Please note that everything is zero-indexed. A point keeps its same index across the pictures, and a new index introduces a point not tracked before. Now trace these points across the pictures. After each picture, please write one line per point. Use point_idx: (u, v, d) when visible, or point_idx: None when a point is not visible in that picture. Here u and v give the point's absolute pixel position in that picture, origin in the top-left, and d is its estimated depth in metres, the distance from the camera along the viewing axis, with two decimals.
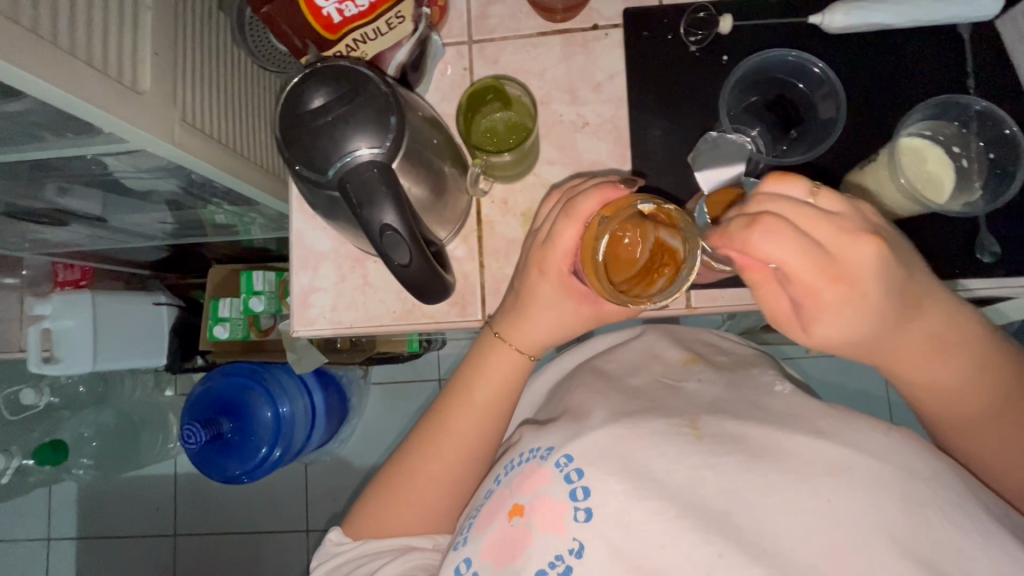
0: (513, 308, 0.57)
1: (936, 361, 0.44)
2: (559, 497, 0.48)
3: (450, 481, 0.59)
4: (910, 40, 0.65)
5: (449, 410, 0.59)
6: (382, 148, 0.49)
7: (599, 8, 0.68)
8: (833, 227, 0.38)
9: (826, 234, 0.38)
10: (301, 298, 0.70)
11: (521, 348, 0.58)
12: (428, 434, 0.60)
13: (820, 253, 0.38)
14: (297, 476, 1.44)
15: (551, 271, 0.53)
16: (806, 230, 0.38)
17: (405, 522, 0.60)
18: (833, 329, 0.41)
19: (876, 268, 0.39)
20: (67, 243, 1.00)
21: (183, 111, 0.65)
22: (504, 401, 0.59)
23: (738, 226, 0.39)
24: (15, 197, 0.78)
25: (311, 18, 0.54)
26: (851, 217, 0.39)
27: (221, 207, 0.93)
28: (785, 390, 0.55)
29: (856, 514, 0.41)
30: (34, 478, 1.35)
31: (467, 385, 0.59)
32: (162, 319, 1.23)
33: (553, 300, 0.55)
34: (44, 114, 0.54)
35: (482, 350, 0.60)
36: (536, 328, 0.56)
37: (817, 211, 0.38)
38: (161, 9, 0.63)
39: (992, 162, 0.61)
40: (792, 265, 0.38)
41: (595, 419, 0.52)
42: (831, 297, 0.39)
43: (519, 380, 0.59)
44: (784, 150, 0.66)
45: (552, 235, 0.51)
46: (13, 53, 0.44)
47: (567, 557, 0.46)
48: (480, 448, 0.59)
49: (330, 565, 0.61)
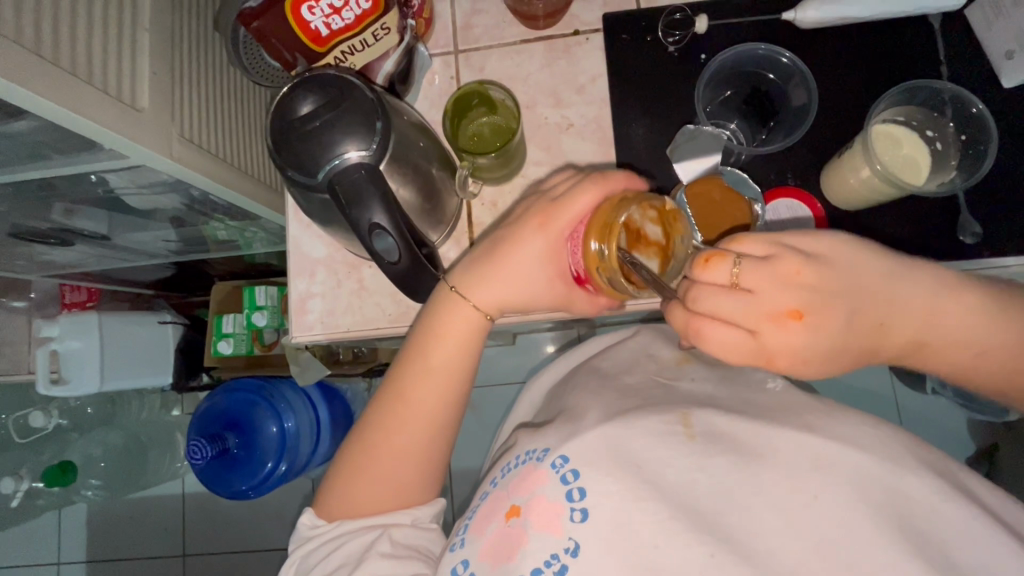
0: (483, 262, 0.57)
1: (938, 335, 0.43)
2: (555, 497, 0.48)
3: (412, 443, 0.59)
4: (881, 31, 0.67)
5: (411, 371, 0.59)
6: (369, 151, 0.51)
7: (579, 14, 0.71)
8: (753, 311, 0.42)
9: (746, 318, 0.42)
10: (299, 304, 0.71)
11: (486, 309, 0.58)
12: (391, 388, 0.60)
13: (747, 340, 0.43)
14: (304, 492, 1.44)
15: (551, 227, 0.54)
16: (727, 325, 0.43)
17: (361, 479, 0.60)
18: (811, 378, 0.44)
19: (823, 327, 0.41)
20: (73, 264, 1.02)
21: (180, 128, 0.68)
22: (463, 362, 0.59)
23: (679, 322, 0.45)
24: (23, 219, 0.81)
25: (299, 31, 0.57)
26: (768, 292, 0.42)
27: (222, 223, 0.96)
28: (777, 388, 0.56)
29: (842, 503, 0.41)
30: (43, 501, 1.36)
31: (425, 346, 0.59)
32: (167, 338, 1.25)
33: (534, 254, 0.55)
34: (47, 133, 0.56)
35: (438, 304, 0.59)
36: (499, 285, 0.56)
37: (736, 296, 0.42)
38: (158, 32, 0.65)
39: (964, 143, 0.63)
40: (738, 350, 0.43)
41: (588, 419, 0.53)
42: (806, 356, 0.42)
43: (475, 343, 0.59)
44: (764, 139, 0.69)
45: (570, 193, 0.53)
46: (17, 74, 0.47)
47: (563, 555, 0.45)
48: (442, 410, 0.60)
49: (306, 549, 0.61)
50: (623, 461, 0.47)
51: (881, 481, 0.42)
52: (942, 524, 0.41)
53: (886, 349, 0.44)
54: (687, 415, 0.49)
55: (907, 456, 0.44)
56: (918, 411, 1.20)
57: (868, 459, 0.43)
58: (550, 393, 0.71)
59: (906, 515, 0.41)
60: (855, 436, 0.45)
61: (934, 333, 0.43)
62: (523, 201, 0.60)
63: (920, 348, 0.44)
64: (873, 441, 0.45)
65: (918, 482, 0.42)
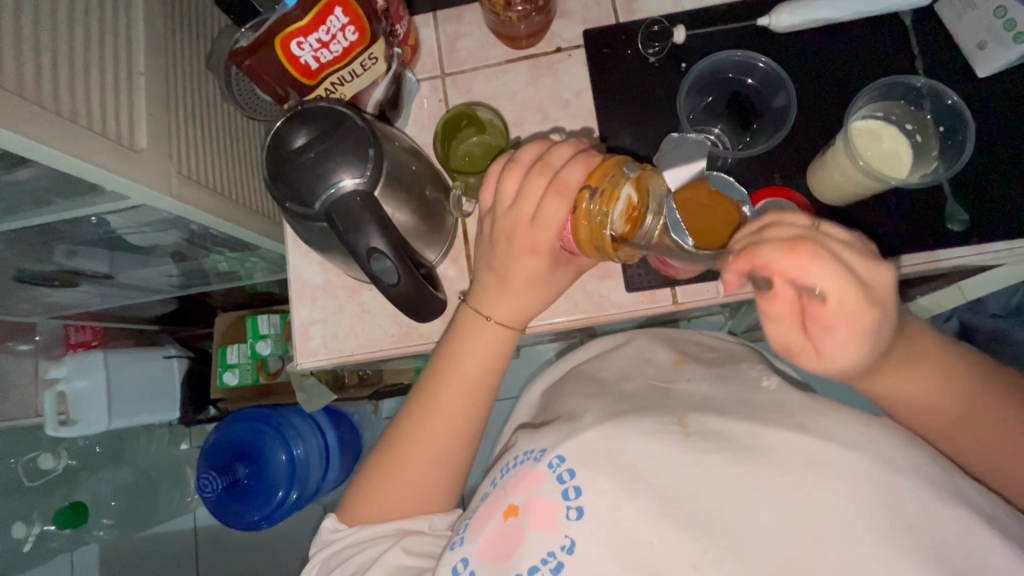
0: (494, 288, 0.59)
1: (920, 377, 0.48)
2: (551, 496, 0.48)
3: (442, 462, 0.61)
4: (855, 30, 0.69)
5: (439, 399, 0.60)
6: (363, 177, 0.52)
7: (560, 32, 0.73)
8: (862, 256, 0.41)
9: (855, 263, 0.40)
10: (301, 331, 0.72)
11: (503, 321, 0.60)
12: (417, 421, 0.61)
13: (855, 281, 0.40)
14: (316, 520, 1.43)
15: (543, 250, 0.55)
16: (828, 259, 0.40)
17: (396, 503, 0.61)
18: (845, 364, 0.42)
19: (891, 302, 0.41)
20: (78, 304, 1.03)
21: (179, 164, 0.69)
22: (488, 379, 0.61)
23: (781, 254, 0.40)
24: (28, 263, 0.82)
25: (289, 66, 0.58)
26: (860, 246, 0.42)
27: (223, 255, 0.97)
28: (771, 386, 0.56)
29: (839, 494, 0.42)
30: (54, 544, 1.34)
31: (450, 373, 0.60)
32: (173, 372, 1.25)
33: (545, 274, 0.58)
34: (48, 179, 0.58)
35: (463, 330, 0.61)
36: (519, 304, 0.59)
37: (837, 243, 0.41)
38: (154, 74, 0.67)
39: (943, 134, 0.64)
40: (834, 288, 0.40)
41: (586, 419, 0.53)
42: (862, 325, 0.40)
43: (506, 353, 0.62)
44: (748, 142, 0.70)
45: (541, 216, 0.53)
46: (19, 125, 0.48)
47: (559, 553, 0.46)
48: (472, 424, 0.62)
49: (327, 551, 0.62)
50: (621, 464, 0.47)
51: (881, 468, 0.43)
52: (934, 506, 0.42)
53: (880, 384, 0.47)
54: (683, 417, 0.50)
55: (900, 443, 0.45)
56: None
57: (865, 448, 0.44)
58: (548, 397, 0.71)
59: (900, 497, 0.42)
60: (851, 427, 0.46)
61: (918, 376, 0.47)
62: (491, 217, 0.58)
63: (910, 390, 0.48)
64: (869, 431, 0.45)
65: (907, 464, 0.43)
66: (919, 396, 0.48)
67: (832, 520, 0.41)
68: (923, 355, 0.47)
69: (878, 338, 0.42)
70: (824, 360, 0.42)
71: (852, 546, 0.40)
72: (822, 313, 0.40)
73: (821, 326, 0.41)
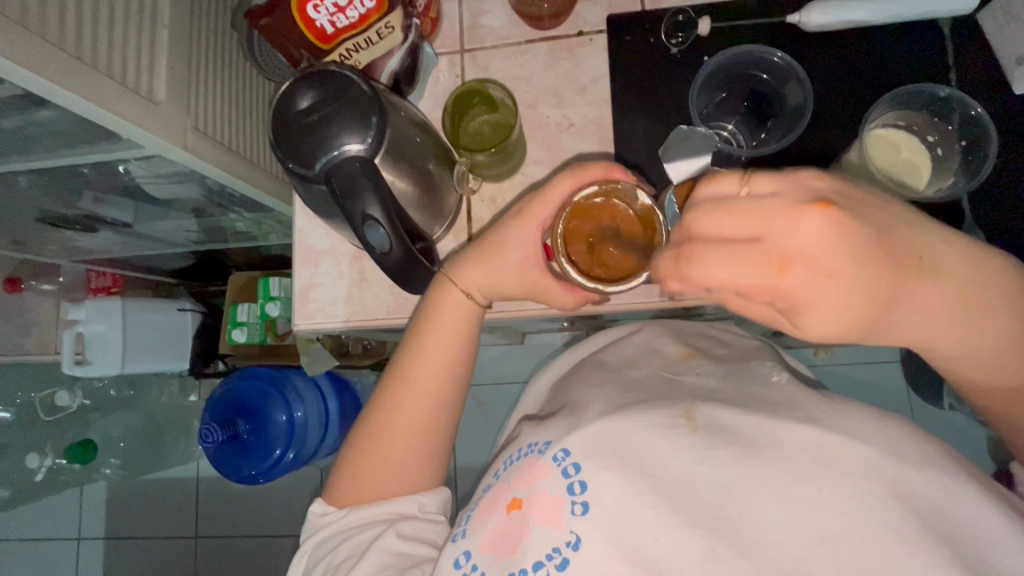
0: (472, 252, 0.61)
1: (958, 325, 0.38)
2: (557, 491, 0.46)
3: (418, 430, 0.61)
4: (886, 36, 0.67)
5: (407, 358, 0.61)
6: (366, 144, 0.53)
7: (583, 15, 0.72)
8: (752, 213, 0.35)
9: (756, 223, 0.35)
10: (301, 293, 0.74)
11: (470, 291, 0.60)
12: (392, 377, 0.62)
13: (753, 245, 0.35)
14: (312, 481, 1.47)
15: (529, 215, 0.57)
16: (732, 224, 0.36)
17: (377, 477, 0.61)
18: (827, 325, 0.36)
19: (838, 241, 0.34)
20: (99, 250, 1.07)
21: (194, 120, 0.71)
22: (460, 347, 0.61)
23: (668, 263, 0.38)
24: (53, 206, 0.85)
25: (305, 30, 0.60)
26: (788, 195, 0.35)
27: (240, 214, 0.99)
28: (783, 380, 0.53)
29: (845, 503, 0.39)
30: (65, 477, 1.41)
31: (421, 335, 0.61)
32: (184, 326, 1.28)
33: (510, 239, 0.58)
34: (70, 122, 0.60)
35: (434, 292, 0.62)
36: (484, 269, 0.59)
37: (748, 199, 0.36)
38: (177, 28, 0.69)
39: (964, 148, 0.62)
40: (751, 269, 0.35)
41: (590, 412, 0.51)
42: (798, 279, 0.34)
43: (472, 323, 0.62)
44: (763, 138, 0.68)
45: (550, 186, 0.56)
46: (44, 68, 0.50)
47: (563, 549, 0.44)
48: (444, 392, 0.61)
49: (318, 537, 0.62)
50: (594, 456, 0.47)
51: (894, 459, 0.40)
52: (946, 492, 0.39)
53: (894, 329, 0.37)
54: (689, 408, 0.48)
55: (918, 442, 0.42)
56: (935, 423, 1.17)
57: (876, 439, 0.41)
58: (551, 390, 0.70)
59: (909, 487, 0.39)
60: (863, 419, 0.43)
61: (941, 312, 0.37)
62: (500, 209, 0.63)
63: (931, 332, 0.38)
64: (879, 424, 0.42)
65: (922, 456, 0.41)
66: (935, 330, 0.38)
67: (840, 510, 0.39)
68: (959, 284, 0.37)
69: (863, 287, 0.34)
70: (799, 329, 0.37)
71: (865, 544, 0.38)
72: (748, 293, 0.36)
73: (779, 299, 0.36)
